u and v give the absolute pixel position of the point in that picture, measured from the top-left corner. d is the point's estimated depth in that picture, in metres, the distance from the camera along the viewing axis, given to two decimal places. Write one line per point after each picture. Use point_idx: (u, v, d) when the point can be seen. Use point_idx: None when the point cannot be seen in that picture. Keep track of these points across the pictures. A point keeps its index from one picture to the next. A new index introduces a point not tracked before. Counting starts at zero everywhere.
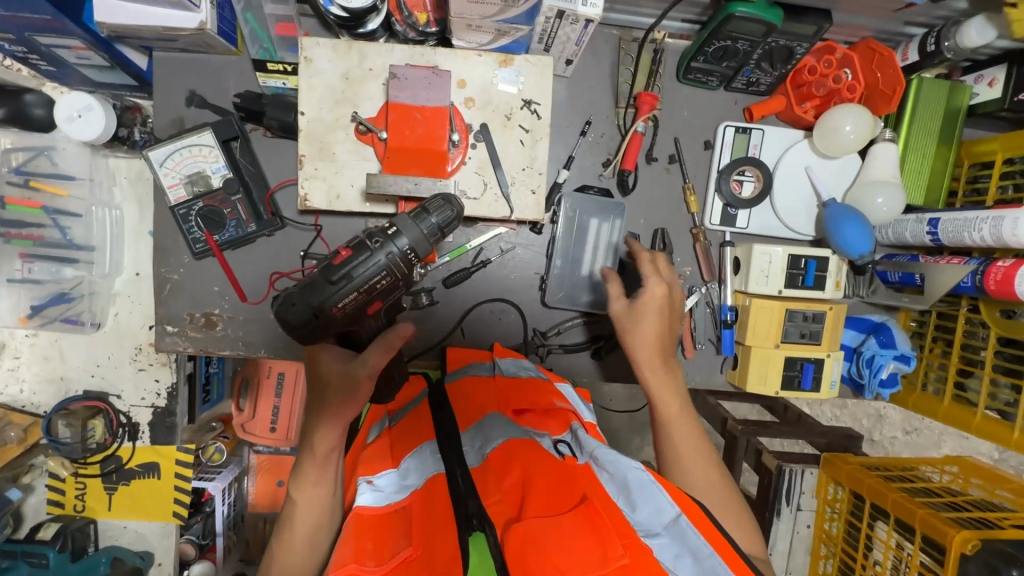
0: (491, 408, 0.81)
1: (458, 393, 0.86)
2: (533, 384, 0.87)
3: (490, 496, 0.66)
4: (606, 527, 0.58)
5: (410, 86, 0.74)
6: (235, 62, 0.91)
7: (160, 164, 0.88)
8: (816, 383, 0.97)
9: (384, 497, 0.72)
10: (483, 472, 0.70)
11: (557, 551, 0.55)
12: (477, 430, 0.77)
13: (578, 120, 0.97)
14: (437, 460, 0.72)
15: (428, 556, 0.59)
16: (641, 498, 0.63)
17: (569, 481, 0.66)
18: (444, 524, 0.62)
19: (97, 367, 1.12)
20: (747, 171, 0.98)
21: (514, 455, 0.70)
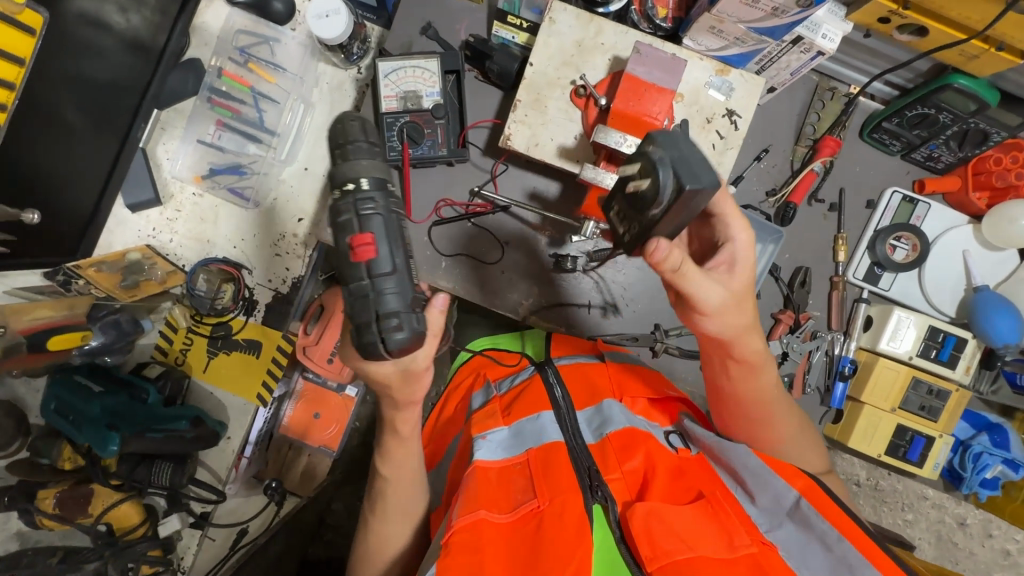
0: (605, 391, 0.79)
1: (570, 374, 0.83)
2: (643, 376, 0.84)
3: (610, 472, 0.68)
4: (729, 518, 0.62)
5: (649, 65, 0.82)
6: (474, 9, 1.01)
7: (385, 75, 0.98)
8: (922, 458, 0.97)
9: (499, 452, 0.72)
10: (602, 447, 0.71)
11: (683, 529, 0.60)
12: (593, 410, 0.76)
13: (757, 145, 1.02)
14: (555, 426, 0.73)
15: (556, 507, 0.63)
16: (759, 488, 0.65)
17: (685, 474, 0.68)
18: (567, 483, 0.65)
19: (242, 240, 1.21)
20: (904, 238, 1.00)
21: (637, 439, 0.70)
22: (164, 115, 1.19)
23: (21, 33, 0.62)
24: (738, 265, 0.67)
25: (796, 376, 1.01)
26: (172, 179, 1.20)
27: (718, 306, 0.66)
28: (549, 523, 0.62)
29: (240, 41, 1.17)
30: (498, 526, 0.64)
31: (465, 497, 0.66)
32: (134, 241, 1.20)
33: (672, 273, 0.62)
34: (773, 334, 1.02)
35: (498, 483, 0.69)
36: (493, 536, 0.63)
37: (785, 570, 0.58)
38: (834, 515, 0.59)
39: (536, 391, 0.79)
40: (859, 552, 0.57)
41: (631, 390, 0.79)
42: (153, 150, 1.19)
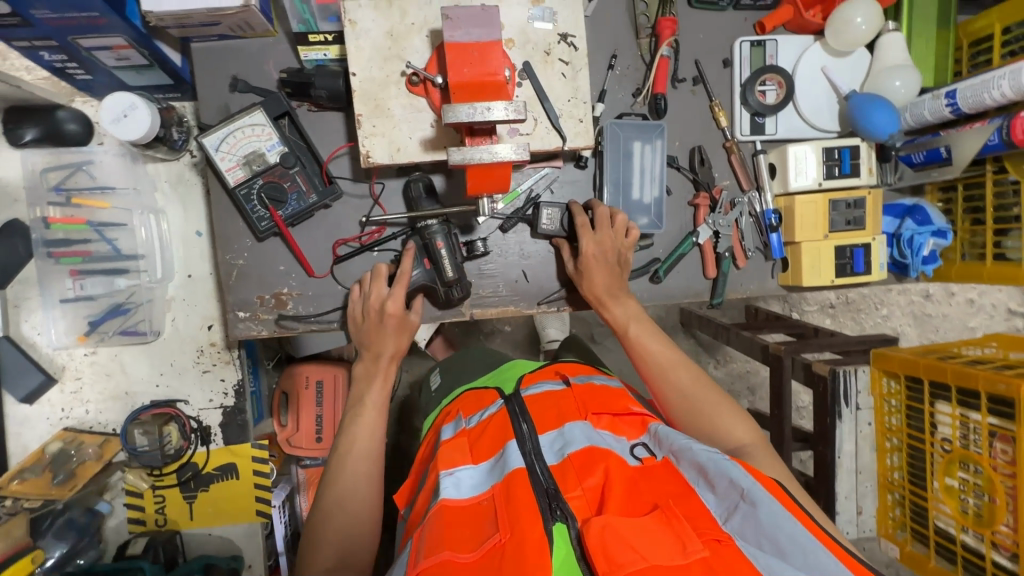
0: (571, 414, 0.77)
1: (538, 405, 0.80)
2: (615, 392, 0.82)
3: (571, 490, 0.65)
4: (683, 523, 0.58)
5: (463, 24, 0.77)
6: (271, 43, 0.93)
7: (215, 149, 0.90)
8: (867, 265, 1.02)
9: (466, 489, 0.69)
10: (564, 467, 0.68)
11: (638, 537, 0.56)
12: (556, 433, 0.74)
13: (604, 54, 1.01)
14: (518, 453, 0.70)
15: (518, 536, 0.58)
16: (717, 474, 0.63)
17: (639, 486, 0.66)
18: (526, 509, 0.61)
19: (162, 376, 1.12)
20: (768, 80, 1.04)
21: (596, 457, 0.68)
22: (12, 290, 1.06)
23: None
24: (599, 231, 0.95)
25: (734, 248, 1.06)
26: (54, 351, 1.09)
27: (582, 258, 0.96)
28: (512, 550, 0.57)
29: (51, 180, 1.05)
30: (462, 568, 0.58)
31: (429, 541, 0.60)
32: (49, 431, 1.09)
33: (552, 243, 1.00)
34: (698, 220, 1.05)
35: (460, 528, 0.63)
36: None
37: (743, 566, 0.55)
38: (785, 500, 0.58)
39: (502, 424, 0.77)
40: (809, 533, 0.55)
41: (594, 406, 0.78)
42: (19, 331, 1.07)
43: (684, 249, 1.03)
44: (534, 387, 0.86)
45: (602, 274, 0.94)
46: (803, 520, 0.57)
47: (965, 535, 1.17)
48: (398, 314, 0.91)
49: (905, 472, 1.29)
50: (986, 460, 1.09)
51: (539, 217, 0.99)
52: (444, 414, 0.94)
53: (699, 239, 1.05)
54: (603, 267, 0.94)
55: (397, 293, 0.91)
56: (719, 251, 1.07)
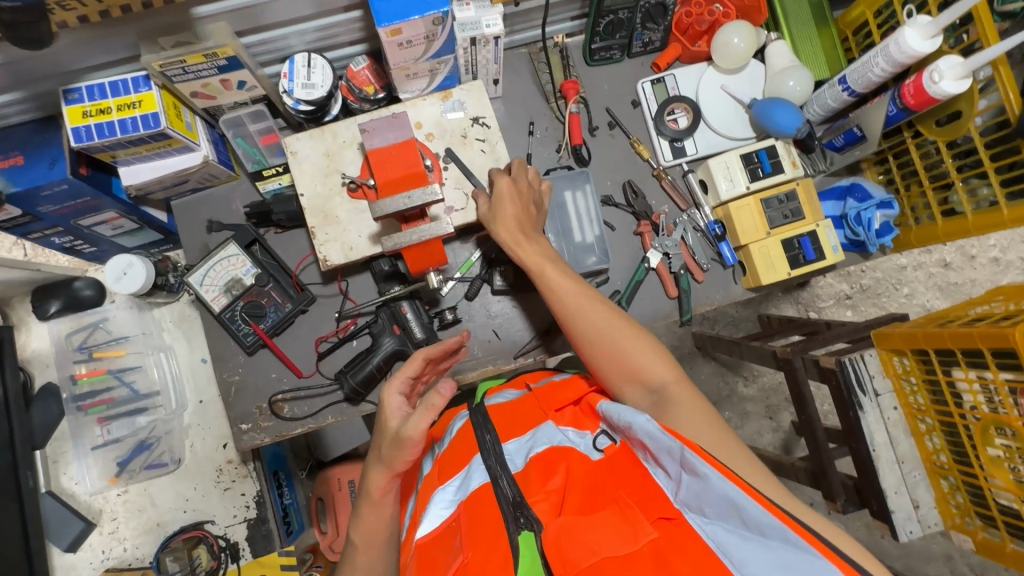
0: (534, 419, 0.80)
1: (501, 412, 0.82)
2: (567, 382, 0.86)
3: (534, 494, 0.67)
4: (636, 510, 0.60)
5: (379, 133, 0.90)
6: (236, 185, 1.08)
7: (199, 284, 1.02)
8: (819, 251, 1.04)
9: (436, 515, 0.71)
10: (525, 474, 0.70)
11: (589, 534, 0.58)
12: (523, 440, 0.76)
13: (522, 123, 1.13)
14: (481, 468, 0.72)
15: (479, 560, 0.61)
16: (654, 441, 0.62)
17: (600, 482, 0.67)
18: (490, 530, 0.64)
19: (188, 501, 1.19)
20: (676, 109, 1.13)
21: (557, 458, 0.71)
22: (49, 448, 1.18)
23: None
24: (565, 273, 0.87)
25: (689, 263, 1.10)
26: (91, 496, 1.18)
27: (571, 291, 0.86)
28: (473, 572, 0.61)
29: (76, 341, 1.19)
30: None
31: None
32: (93, 574, 1.16)
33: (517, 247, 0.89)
34: (646, 246, 1.10)
35: (432, 554, 0.68)
36: None
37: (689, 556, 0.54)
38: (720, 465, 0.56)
39: (470, 438, 0.78)
40: (740, 489, 0.53)
41: (556, 403, 0.81)
42: (59, 484, 1.18)
43: (639, 276, 1.08)
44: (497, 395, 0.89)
45: (510, 210, 0.90)
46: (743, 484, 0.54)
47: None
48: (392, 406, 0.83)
49: (948, 453, 1.21)
50: (1015, 420, 1.03)
51: (494, 276, 1.07)
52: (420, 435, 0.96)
53: (652, 264, 1.09)
54: (512, 216, 0.90)
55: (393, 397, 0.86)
56: (675, 271, 1.10)
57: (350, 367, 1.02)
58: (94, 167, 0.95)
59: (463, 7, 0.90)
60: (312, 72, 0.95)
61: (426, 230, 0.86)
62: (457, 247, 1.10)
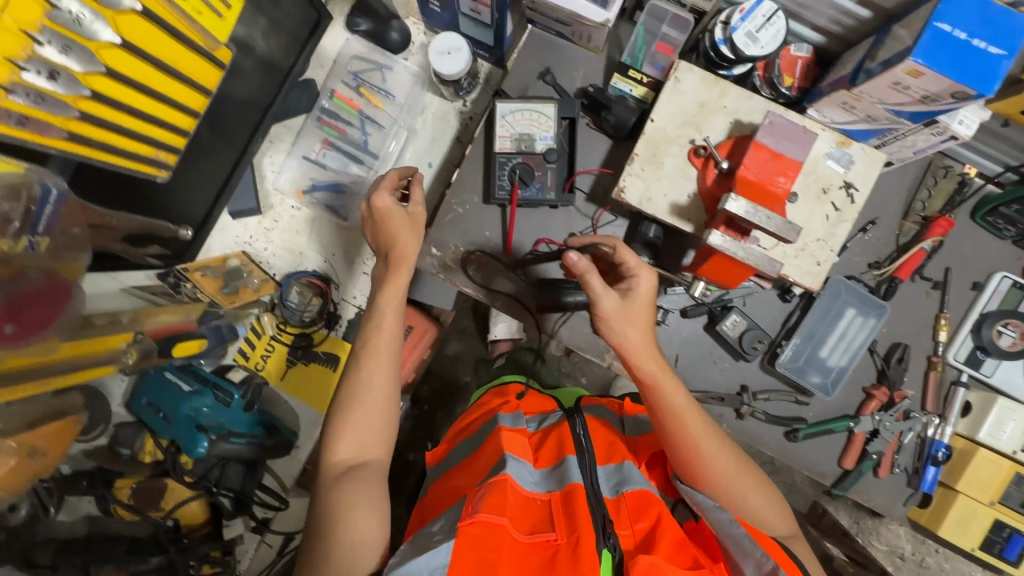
0: (624, 455, 0.83)
1: (596, 430, 0.88)
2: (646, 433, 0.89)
3: (623, 527, 0.70)
4: None
5: (778, 134, 0.82)
6: (592, 59, 1.02)
7: (501, 115, 1.00)
8: (1018, 557, 1.02)
9: (529, 483, 0.77)
10: (618, 503, 0.73)
11: None
12: (614, 467, 0.80)
13: (863, 215, 1.02)
14: (577, 470, 0.76)
15: (576, 541, 0.65)
16: (743, 555, 0.65)
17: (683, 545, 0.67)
18: (584, 518, 0.67)
19: (332, 256, 1.24)
20: (1011, 325, 0.98)
21: (648, 501, 0.73)
22: (273, 129, 1.23)
23: (193, 56, 0.76)
24: (638, 287, 0.83)
25: (885, 455, 1.00)
26: (273, 190, 1.24)
27: (637, 346, 0.81)
28: (566, 554, 0.64)
29: (355, 66, 1.22)
30: (517, 543, 0.66)
31: (487, 500, 0.69)
32: (231, 246, 1.24)
33: (582, 270, 0.79)
34: (865, 409, 1.01)
35: (518, 510, 0.71)
36: (509, 549, 0.64)
37: None
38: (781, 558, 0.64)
39: (566, 440, 0.84)
40: None
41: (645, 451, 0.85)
42: (259, 161, 1.23)
43: (837, 426, 0.99)
44: (590, 407, 0.94)
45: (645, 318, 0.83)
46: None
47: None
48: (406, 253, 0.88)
49: None
50: None
51: (724, 318, 1.00)
52: (493, 397, 1.00)
53: (855, 426, 1.00)
54: (643, 319, 0.82)
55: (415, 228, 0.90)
56: (867, 448, 1.01)
57: (551, 284, 1.01)
58: None
59: None
60: (765, 28, 0.85)
61: (752, 256, 0.79)
62: None
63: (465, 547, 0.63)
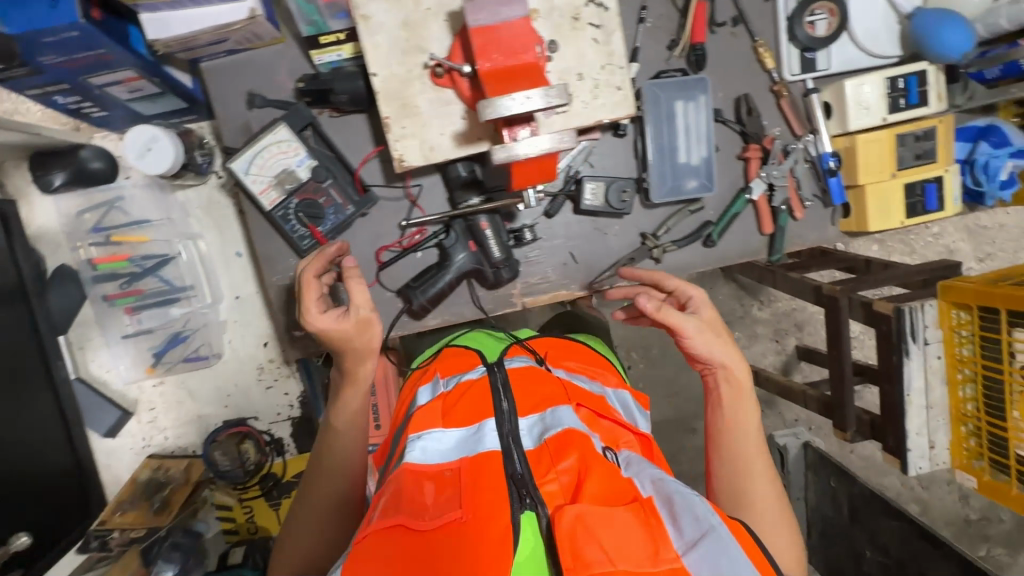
0: (556, 399, 0.73)
1: (520, 379, 0.77)
2: (542, 375, 0.79)
3: (544, 475, 0.62)
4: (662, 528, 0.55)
5: (488, 5, 0.70)
6: (282, 50, 0.87)
7: (245, 173, 0.87)
8: (941, 201, 0.94)
9: (433, 456, 0.66)
10: (541, 451, 0.65)
11: (604, 529, 0.52)
12: (536, 419, 0.70)
13: (632, 6, 0.93)
14: (495, 433, 0.67)
15: (482, 518, 0.56)
16: (686, 515, 0.55)
17: (616, 481, 0.61)
18: (496, 494, 0.59)
19: (228, 397, 1.15)
20: (818, 9, 0.93)
21: (571, 441, 0.65)
22: (73, 335, 1.09)
23: None
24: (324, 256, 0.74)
25: (791, 199, 0.99)
26: (125, 385, 1.12)
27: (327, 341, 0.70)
28: (472, 530, 0.56)
29: (91, 221, 1.06)
30: (417, 534, 0.56)
31: (386, 501, 0.60)
32: (136, 459, 1.14)
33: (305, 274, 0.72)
34: (750, 175, 0.99)
35: (413, 502, 0.60)
36: (409, 545, 0.55)
37: None
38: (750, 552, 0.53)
39: (481, 394, 0.74)
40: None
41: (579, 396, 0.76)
42: (88, 372, 1.10)
43: (737, 208, 0.98)
44: (518, 359, 0.83)
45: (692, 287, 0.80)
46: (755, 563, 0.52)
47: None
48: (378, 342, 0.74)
49: (981, 401, 1.26)
50: None
51: (582, 192, 0.95)
52: (421, 373, 0.89)
53: (752, 195, 0.99)
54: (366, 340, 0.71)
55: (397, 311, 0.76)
56: (773, 205, 1.00)
57: (417, 282, 0.93)
58: (105, 10, 0.75)
59: None
60: None
61: (546, 142, 0.73)
62: None
63: (371, 544, 0.54)
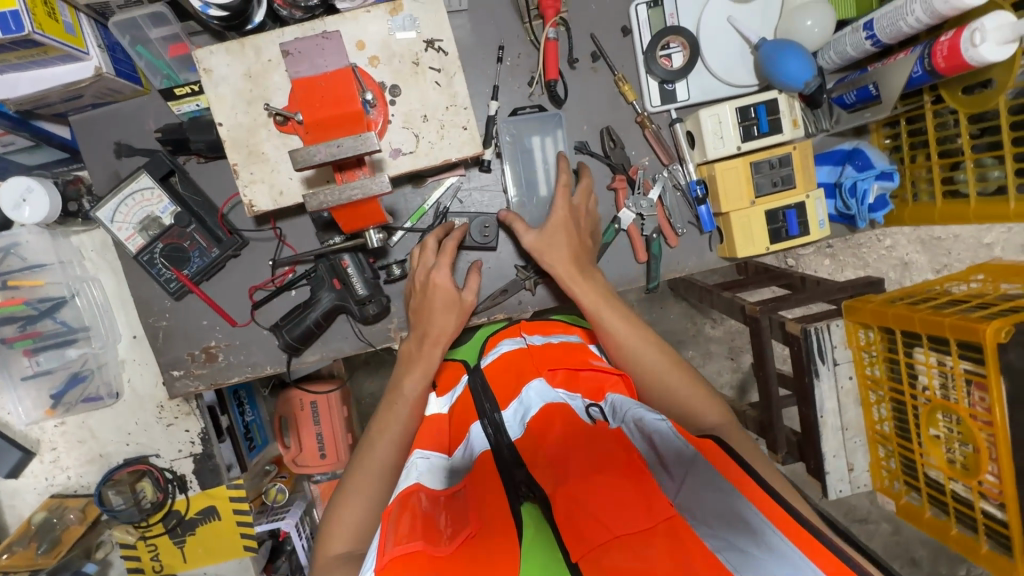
0: (530, 373, 0.81)
1: (496, 370, 0.84)
2: (522, 351, 0.87)
3: (537, 457, 0.65)
4: (645, 476, 0.60)
5: (308, 58, 0.74)
6: (146, 101, 0.90)
7: (110, 220, 0.90)
8: (804, 226, 0.95)
9: (438, 480, 0.71)
10: (526, 436, 0.69)
11: (608, 513, 0.56)
12: (515, 404, 0.76)
13: (491, 47, 0.96)
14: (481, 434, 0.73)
15: (486, 522, 0.60)
16: (673, 461, 0.61)
17: (603, 446, 0.64)
18: (493, 494, 0.62)
19: (129, 435, 1.17)
20: (672, 43, 0.96)
21: (554, 414, 0.70)
22: None
23: None
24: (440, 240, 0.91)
25: (662, 227, 1.00)
26: (26, 426, 1.14)
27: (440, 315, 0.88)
28: (484, 534, 0.59)
29: None
30: (438, 557, 0.57)
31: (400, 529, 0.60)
32: (39, 499, 1.17)
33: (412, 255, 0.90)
34: (620, 204, 0.99)
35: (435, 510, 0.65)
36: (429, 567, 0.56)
37: (703, 546, 0.53)
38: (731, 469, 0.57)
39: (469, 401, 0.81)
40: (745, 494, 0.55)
41: (547, 362, 0.82)
42: None
43: (606, 239, 0.99)
44: (493, 353, 0.90)
45: (564, 242, 0.89)
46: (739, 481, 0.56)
47: (985, 501, 1.05)
48: (448, 288, 0.88)
49: (891, 423, 1.22)
50: (963, 409, 1.00)
51: (448, 228, 0.96)
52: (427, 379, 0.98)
53: (622, 224, 0.99)
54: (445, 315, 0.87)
55: (443, 265, 0.88)
56: (646, 234, 1.01)
57: (286, 320, 0.95)
58: None
59: None
60: None
61: (359, 188, 0.72)
62: (408, 191, 0.97)
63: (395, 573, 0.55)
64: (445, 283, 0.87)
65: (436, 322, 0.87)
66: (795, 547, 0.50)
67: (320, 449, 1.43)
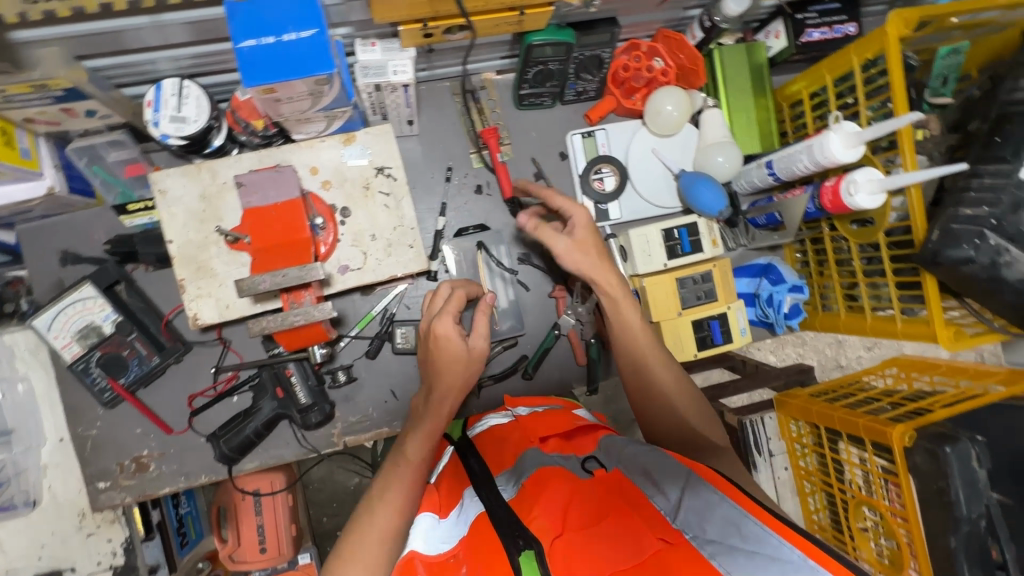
0: (518, 446, 0.76)
1: (486, 445, 0.79)
2: (510, 425, 0.82)
3: (531, 513, 0.59)
4: (637, 519, 0.58)
5: (260, 190, 0.79)
6: (99, 213, 0.93)
7: (47, 329, 0.89)
8: (727, 335, 1.03)
9: (434, 546, 0.63)
10: (522, 497, 0.63)
11: (601, 549, 0.54)
12: (511, 470, 0.71)
13: (440, 167, 1.04)
14: (476, 499, 0.66)
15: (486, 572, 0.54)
16: (664, 477, 0.61)
17: (602, 498, 0.62)
18: (491, 550, 0.56)
19: (43, 547, 1.09)
20: (604, 169, 1.07)
21: (548, 476, 0.66)
22: None
23: None
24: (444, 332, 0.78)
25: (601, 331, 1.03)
26: None
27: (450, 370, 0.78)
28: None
29: None
30: None
31: None
32: None
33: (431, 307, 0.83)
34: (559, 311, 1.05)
35: None
36: None
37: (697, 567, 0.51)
38: (718, 483, 0.57)
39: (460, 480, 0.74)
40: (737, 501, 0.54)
41: (536, 431, 0.77)
42: None
43: (546, 343, 1.02)
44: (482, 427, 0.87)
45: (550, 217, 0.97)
46: (730, 493, 0.55)
47: None
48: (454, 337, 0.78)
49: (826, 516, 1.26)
50: (883, 506, 1.05)
51: (394, 336, 0.99)
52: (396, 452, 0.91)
53: (561, 330, 1.03)
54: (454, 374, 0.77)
55: (446, 314, 0.78)
56: (586, 338, 1.04)
57: (225, 430, 0.94)
58: None
59: (367, 47, 0.79)
60: (183, 103, 0.79)
61: (302, 314, 0.77)
62: (357, 298, 1.00)
63: None
64: (452, 334, 0.77)
65: (445, 376, 0.77)
66: (773, 532, 0.50)
67: (260, 543, 1.31)
